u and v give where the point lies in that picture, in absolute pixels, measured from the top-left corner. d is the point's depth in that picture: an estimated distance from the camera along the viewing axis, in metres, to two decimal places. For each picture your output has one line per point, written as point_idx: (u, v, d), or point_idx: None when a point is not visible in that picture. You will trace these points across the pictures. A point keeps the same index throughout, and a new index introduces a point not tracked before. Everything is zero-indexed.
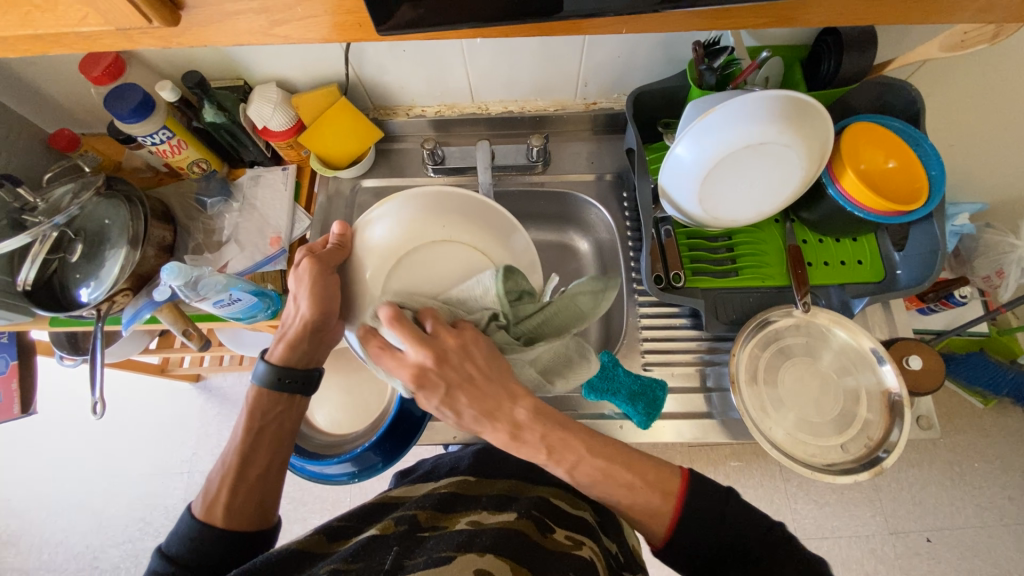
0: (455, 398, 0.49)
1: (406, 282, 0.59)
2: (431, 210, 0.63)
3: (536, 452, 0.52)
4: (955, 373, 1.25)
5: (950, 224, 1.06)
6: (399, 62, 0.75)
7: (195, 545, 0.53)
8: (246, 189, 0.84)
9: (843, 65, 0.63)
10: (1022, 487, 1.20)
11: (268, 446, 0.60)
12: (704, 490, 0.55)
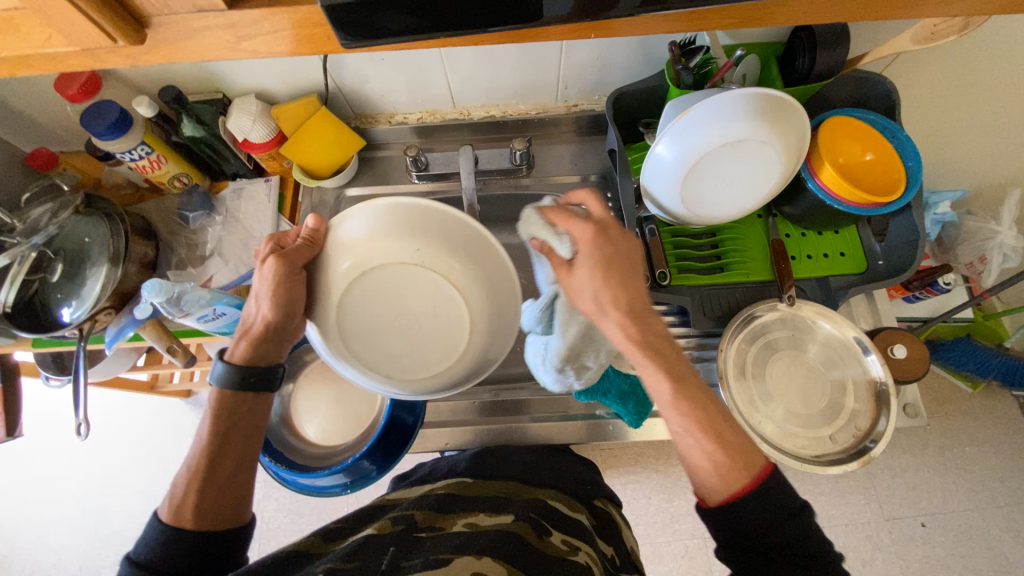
0: (612, 268, 0.53)
1: (370, 303, 0.61)
2: (410, 229, 0.61)
3: (646, 361, 0.51)
4: (943, 359, 1.26)
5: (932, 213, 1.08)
6: (379, 70, 0.75)
7: (165, 557, 0.49)
8: (228, 202, 0.84)
9: (818, 61, 0.64)
10: (1012, 469, 1.22)
11: (237, 446, 0.56)
12: (776, 491, 0.45)
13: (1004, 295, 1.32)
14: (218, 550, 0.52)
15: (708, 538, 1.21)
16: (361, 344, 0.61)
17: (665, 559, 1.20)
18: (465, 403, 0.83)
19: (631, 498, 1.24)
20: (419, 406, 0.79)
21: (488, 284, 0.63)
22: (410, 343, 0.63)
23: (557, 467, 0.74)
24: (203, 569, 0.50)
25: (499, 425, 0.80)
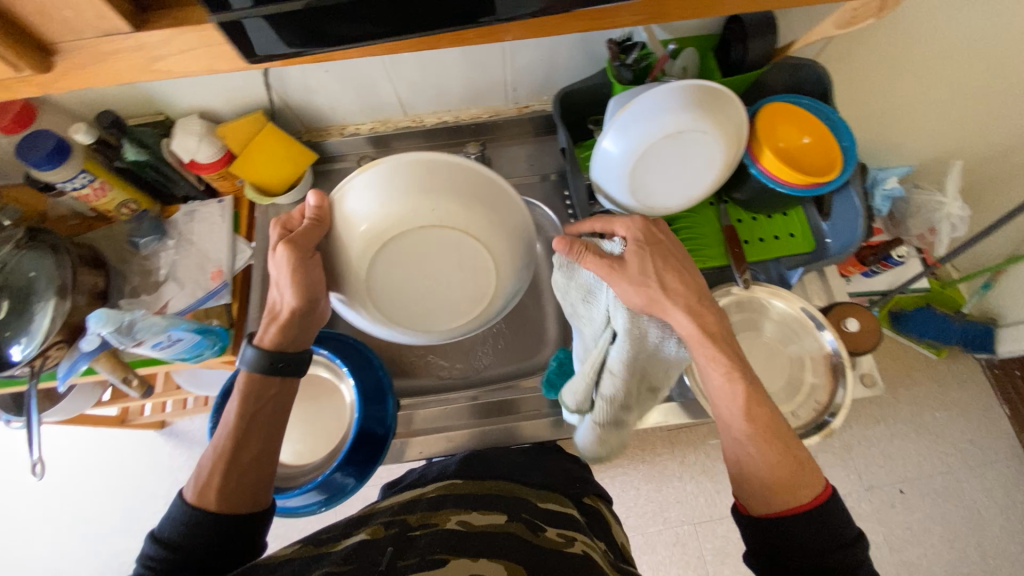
0: (666, 271, 0.57)
1: (394, 265, 0.58)
2: (421, 185, 0.56)
3: (714, 366, 0.56)
4: (906, 329, 1.31)
5: (882, 188, 1.13)
6: (324, 81, 0.75)
7: (187, 535, 0.52)
8: (181, 226, 0.82)
9: (750, 50, 0.67)
10: (978, 429, 1.27)
11: (261, 430, 0.59)
12: (833, 522, 0.49)
13: (957, 262, 1.37)
14: (239, 534, 0.54)
15: (698, 522, 1.22)
16: (396, 308, 0.61)
17: (657, 547, 1.21)
18: None
19: (620, 490, 1.25)
20: (390, 417, 0.78)
21: (515, 231, 0.61)
22: (441, 297, 0.61)
23: (546, 464, 0.75)
24: (221, 550, 0.53)
25: None
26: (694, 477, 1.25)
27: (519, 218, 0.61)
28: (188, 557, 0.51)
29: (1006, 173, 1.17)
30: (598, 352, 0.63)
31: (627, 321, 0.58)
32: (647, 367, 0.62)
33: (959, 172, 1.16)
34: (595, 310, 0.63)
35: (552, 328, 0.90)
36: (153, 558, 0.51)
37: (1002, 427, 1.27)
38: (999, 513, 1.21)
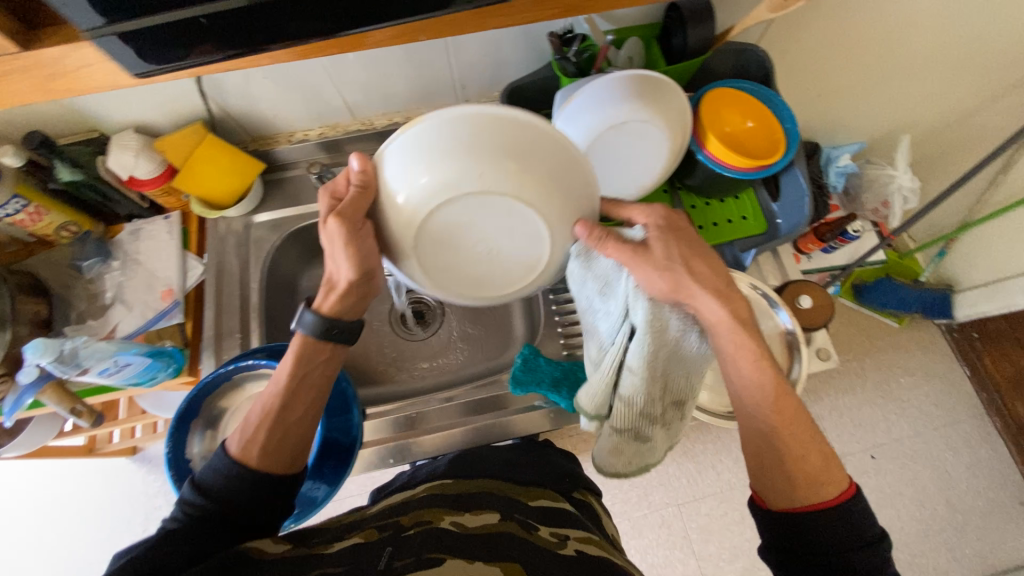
0: (692, 259, 0.54)
1: (442, 234, 0.54)
2: (479, 146, 0.50)
3: (742, 353, 0.55)
4: (868, 300, 1.35)
5: (836, 165, 1.17)
6: (265, 88, 0.73)
7: (227, 484, 0.53)
8: (127, 245, 0.79)
9: (689, 37, 0.67)
10: (942, 391, 1.32)
11: (305, 395, 0.60)
12: (854, 521, 0.50)
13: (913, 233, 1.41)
14: (278, 495, 0.55)
15: (682, 503, 1.24)
16: (446, 275, 0.58)
17: (644, 531, 1.22)
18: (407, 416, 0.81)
19: (604, 478, 1.26)
20: (355, 427, 0.75)
21: (580, 196, 0.55)
22: (494, 264, 0.58)
23: (538, 458, 0.74)
24: (257, 506, 0.53)
25: (447, 432, 0.79)
26: (675, 460, 1.26)
27: (581, 182, 0.55)
28: (227, 506, 0.52)
29: (952, 143, 1.20)
30: (618, 349, 0.58)
31: (649, 312, 0.55)
32: (667, 368, 0.59)
33: (908, 145, 1.19)
34: (617, 303, 0.57)
35: (519, 323, 0.89)
36: (191, 503, 0.52)
37: (964, 387, 1.32)
38: (965, 471, 1.26)
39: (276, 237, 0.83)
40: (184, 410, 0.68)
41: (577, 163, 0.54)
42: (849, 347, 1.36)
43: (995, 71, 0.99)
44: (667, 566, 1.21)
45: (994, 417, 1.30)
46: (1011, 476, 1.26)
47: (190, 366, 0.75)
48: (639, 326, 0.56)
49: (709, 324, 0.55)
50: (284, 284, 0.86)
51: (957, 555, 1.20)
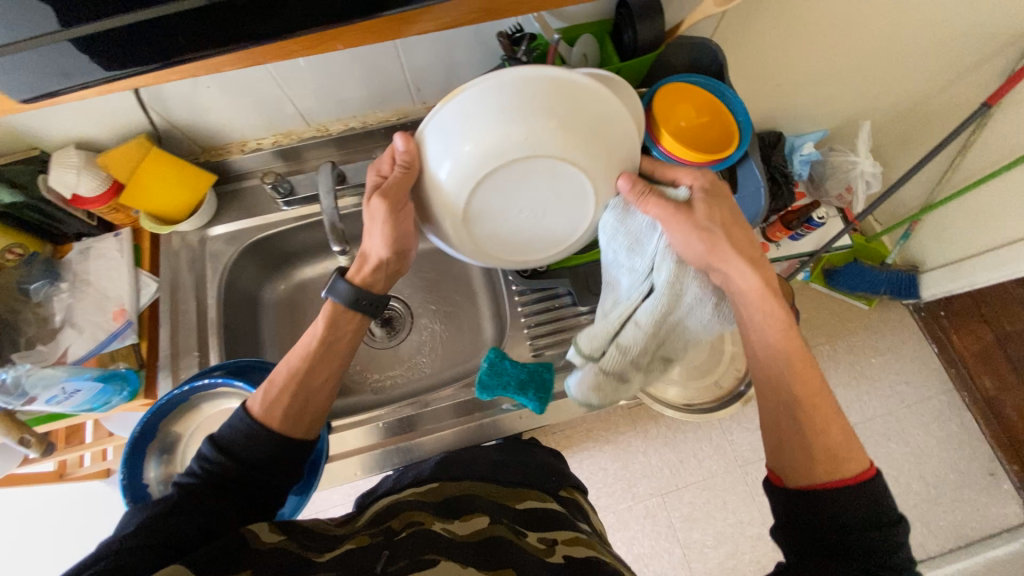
0: (725, 223, 0.57)
1: (488, 198, 0.59)
2: (541, 108, 0.53)
3: (767, 320, 0.55)
4: (839, 284, 1.37)
5: (799, 154, 1.16)
6: (212, 98, 0.71)
7: (246, 446, 0.55)
8: (76, 266, 0.76)
9: (639, 34, 0.68)
10: (912, 369, 1.35)
11: (330, 359, 0.63)
12: (873, 503, 0.46)
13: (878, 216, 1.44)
14: (284, 462, 0.58)
15: (665, 493, 1.24)
16: (489, 236, 0.63)
17: (629, 524, 1.22)
18: (374, 427, 0.79)
19: (589, 472, 1.25)
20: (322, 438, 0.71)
21: (620, 162, 0.59)
22: (534, 222, 0.63)
23: (523, 455, 0.73)
24: (266, 470, 0.56)
25: (418, 440, 0.78)
26: (657, 450, 1.26)
27: (622, 144, 0.58)
28: (244, 467, 0.55)
29: (910, 128, 1.23)
30: (633, 302, 0.62)
31: (674, 274, 0.59)
32: (672, 327, 0.63)
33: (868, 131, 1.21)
34: (642, 260, 0.61)
35: (489, 325, 0.89)
36: (211, 459, 0.54)
37: (933, 365, 1.35)
38: (937, 445, 1.28)
39: (234, 249, 0.82)
40: (139, 435, 0.65)
41: (621, 130, 0.58)
42: (820, 331, 1.38)
43: (947, 56, 1.00)
44: (654, 557, 1.20)
45: (963, 392, 1.32)
46: (980, 448, 1.28)
47: (146, 388, 0.73)
48: (660, 287, 0.60)
49: (738, 291, 0.57)
50: (244, 298, 0.84)
51: (932, 528, 1.22)
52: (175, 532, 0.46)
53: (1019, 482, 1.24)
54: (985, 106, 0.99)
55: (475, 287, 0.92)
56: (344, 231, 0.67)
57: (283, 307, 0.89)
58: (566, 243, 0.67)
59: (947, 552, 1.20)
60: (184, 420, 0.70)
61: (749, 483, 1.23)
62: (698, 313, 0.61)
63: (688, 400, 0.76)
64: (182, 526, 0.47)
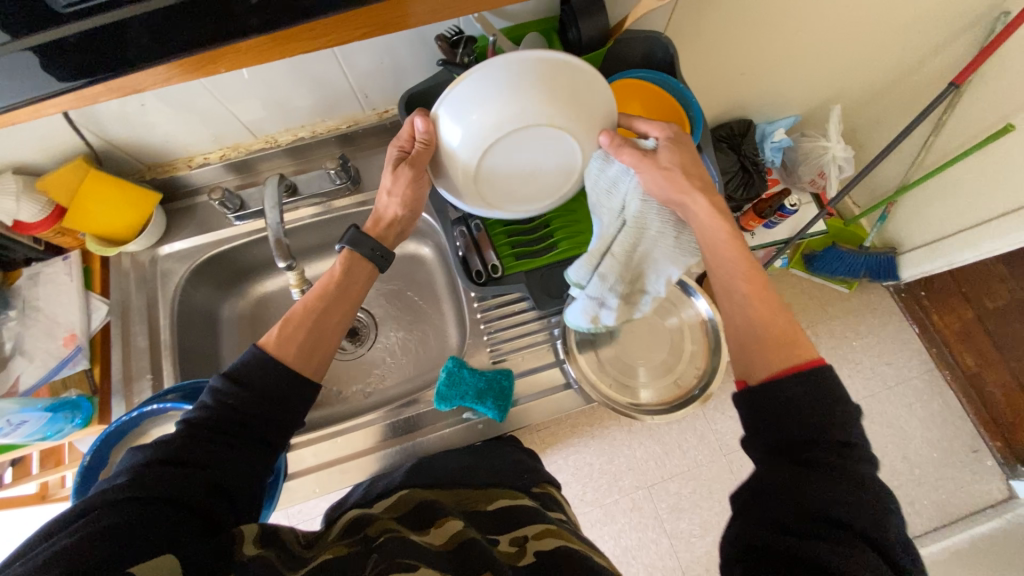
0: (685, 159, 0.58)
1: (496, 166, 0.62)
2: (528, 83, 0.55)
3: (722, 239, 0.56)
4: (819, 270, 1.34)
5: (770, 141, 1.19)
6: (149, 115, 0.69)
7: (258, 375, 0.54)
8: (25, 292, 0.75)
9: (582, 30, 0.67)
10: (894, 350, 1.29)
11: (337, 308, 0.61)
12: (826, 382, 0.45)
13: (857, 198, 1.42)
14: (297, 400, 0.55)
15: (651, 485, 1.19)
16: (498, 196, 0.66)
17: (615, 523, 1.17)
18: (327, 443, 0.75)
19: (574, 468, 1.19)
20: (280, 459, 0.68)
21: (602, 123, 0.60)
22: (537, 182, 0.66)
23: (493, 457, 0.72)
24: (274, 400, 0.54)
25: (369, 455, 0.74)
26: (642, 443, 1.21)
27: (604, 104, 0.60)
28: (255, 396, 0.53)
29: (881, 111, 1.21)
30: (605, 237, 0.63)
31: (642, 208, 0.59)
32: (644, 262, 0.64)
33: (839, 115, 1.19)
34: (613, 199, 0.61)
35: (452, 330, 0.88)
36: (222, 391, 0.53)
37: (914, 345, 1.30)
38: (919, 425, 1.23)
39: (185, 267, 0.80)
40: (89, 466, 0.64)
41: (602, 93, 0.59)
42: (801, 315, 1.33)
43: (907, 39, 0.99)
44: (641, 549, 1.16)
45: (946, 371, 1.27)
46: (964, 426, 1.23)
47: (102, 414, 0.71)
48: (629, 222, 0.60)
49: (697, 223, 0.57)
50: (199, 315, 0.83)
51: (917, 508, 1.17)
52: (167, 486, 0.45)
53: (1003, 458, 1.20)
54: (954, 85, 0.97)
55: (439, 292, 0.91)
56: (289, 245, 0.67)
57: (244, 321, 0.88)
58: (559, 200, 0.70)
59: (932, 530, 1.15)
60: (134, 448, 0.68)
61: (733, 471, 1.20)
62: (669, 247, 0.61)
63: (633, 401, 0.75)
64: (176, 479, 0.46)
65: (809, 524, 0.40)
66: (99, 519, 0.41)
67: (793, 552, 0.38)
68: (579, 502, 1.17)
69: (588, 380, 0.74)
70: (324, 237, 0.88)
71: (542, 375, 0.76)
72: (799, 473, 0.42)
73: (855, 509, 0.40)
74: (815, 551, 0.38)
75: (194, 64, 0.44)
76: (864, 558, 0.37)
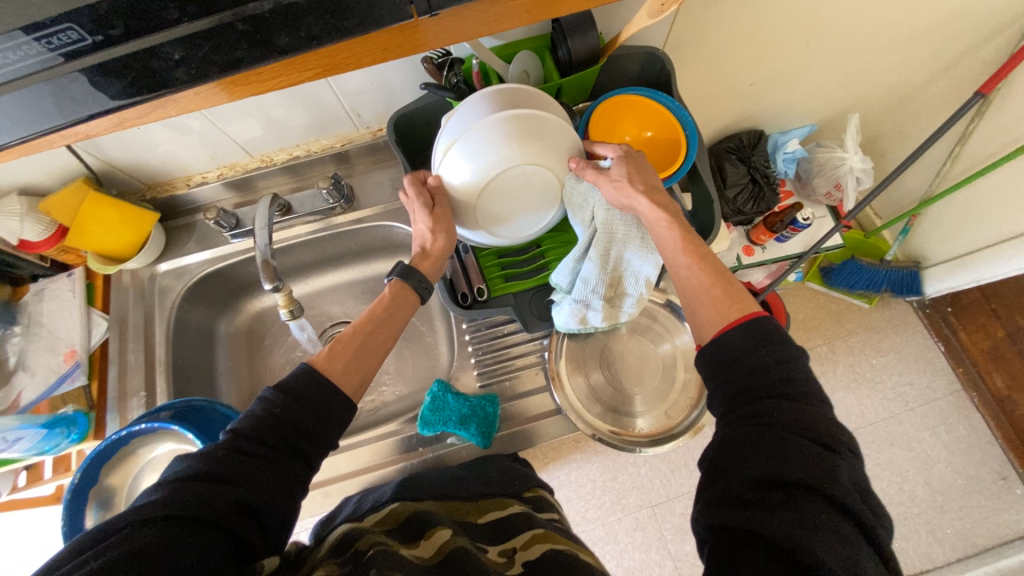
0: (629, 167, 0.60)
1: (504, 201, 0.64)
2: (499, 141, 0.58)
3: (670, 230, 0.58)
4: (838, 284, 1.25)
5: (783, 152, 1.13)
6: (144, 140, 0.71)
7: (309, 389, 0.51)
8: (31, 307, 0.76)
9: (572, 48, 0.64)
10: (917, 369, 1.21)
11: (381, 335, 0.60)
12: (764, 328, 0.47)
13: (878, 209, 1.36)
14: (328, 401, 0.51)
15: (656, 504, 1.08)
16: (517, 223, 0.68)
17: (610, 551, 1.06)
18: None
19: (576, 485, 1.08)
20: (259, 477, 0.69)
21: (569, 151, 0.63)
22: (547, 204, 0.67)
23: (485, 469, 0.69)
24: (319, 416, 0.50)
25: (354, 476, 0.74)
26: (647, 458, 1.10)
27: (568, 138, 0.63)
28: (301, 406, 0.49)
29: (900, 124, 1.15)
30: (583, 241, 0.66)
31: (607, 217, 0.63)
32: (619, 264, 0.67)
33: (858, 125, 1.11)
34: (584, 212, 0.65)
35: (444, 349, 0.88)
36: (270, 400, 0.49)
37: (940, 364, 1.21)
38: (944, 450, 1.14)
39: (182, 284, 0.82)
40: (78, 485, 0.65)
41: (565, 130, 0.62)
42: (818, 331, 1.25)
43: (927, 55, 0.94)
44: (644, 570, 1.06)
45: (972, 391, 1.19)
46: (991, 450, 1.15)
47: (97, 429, 0.74)
48: (598, 228, 0.64)
49: (645, 220, 0.59)
50: (195, 332, 0.85)
51: (939, 537, 1.08)
52: (199, 506, 0.40)
53: None
54: (980, 96, 0.91)
55: (434, 310, 0.91)
56: (276, 267, 0.67)
57: (240, 336, 0.90)
58: (555, 219, 0.70)
59: (954, 562, 1.06)
60: (120, 469, 0.70)
61: None
62: (637, 247, 0.64)
63: (614, 429, 0.74)
64: (209, 499, 0.41)
65: (761, 489, 0.39)
66: (124, 543, 0.37)
67: (747, 526, 0.38)
68: (580, 520, 1.06)
69: (572, 406, 0.73)
70: (319, 253, 0.89)
71: (532, 401, 0.76)
72: (748, 430, 0.42)
73: (806, 452, 0.39)
74: (763, 521, 0.37)
75: (143, 111, 0.39)
76: (812, 515, 0.36)
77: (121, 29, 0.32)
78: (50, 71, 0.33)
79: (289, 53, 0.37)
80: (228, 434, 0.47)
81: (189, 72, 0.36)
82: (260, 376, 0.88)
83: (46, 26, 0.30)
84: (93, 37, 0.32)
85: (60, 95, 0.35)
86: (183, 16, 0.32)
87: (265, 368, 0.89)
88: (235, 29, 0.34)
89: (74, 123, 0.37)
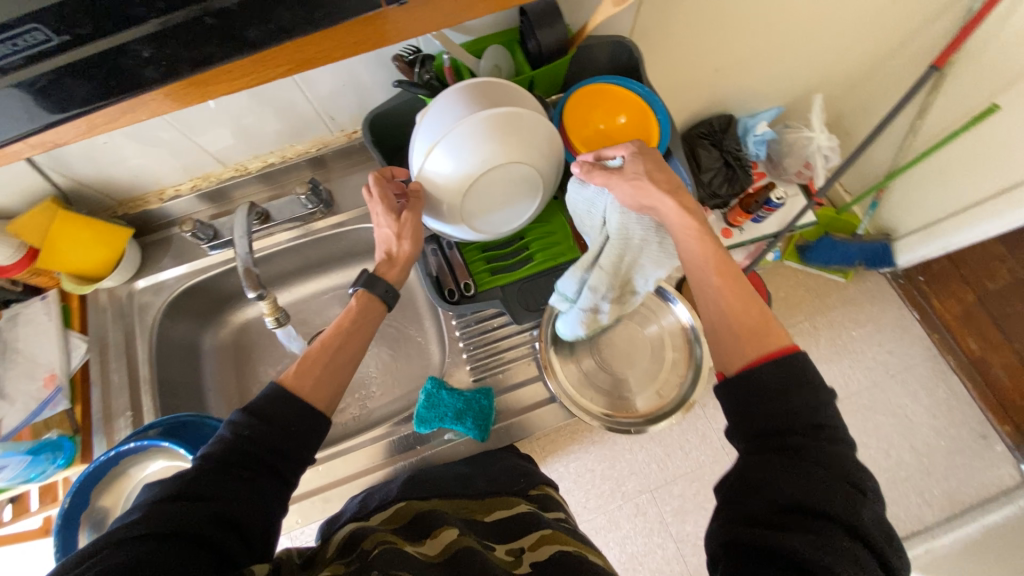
0: (651, 171, 0.59)
1: (486, 199, 0.65)
2: (478, 140, 0.59)
3: (693, 241, 0.57)
4: (813, 259, 1.29)
5: (753, 135, 1.15)
6: (113, 154, 0.69)
7: (275, 406, 0.50)
8: (4, 333, 0.74)
9: (541, 39, 0.65)
10: (895, 338, 1.24)
11: (353, 345, 0.59)
12: (796, 367, 0.46)
13: (848, 185, 1.39)
14: (304, 417, 0.51)
15: (655, 489, 1.09)
16: (497, 218, 0.69)
17: (612, 539, 1.07)
18: (310, 473, 0.74)
19: (575, 475, 1.08)
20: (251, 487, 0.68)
21: (547, 141, 0.64)
22: (528, 198, 0.68)
23: (488, 467, 0.69)
24: (292, 432, 0.50)
25: (352, 481, 0.74)
26: (642, 444, 1.11)
27: (546, 131, 0.63)
28: (270, 428, 0.49)
29: (863, 100, 1.18)
30: (594, 248, 0.68)
31: (622, 222, 0.64)
32: (632, 268, 0.69)
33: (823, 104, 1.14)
34: (595, 218, 0.67)
35: (435, 348, 0.88)
36: (238, 424, 0.48)
37: (917, 331, 1.25)
38: (926, 414, 1.18)
39: (162, 299, 0.81)
40: (69, 510, 0.63)
41: (542, 123, 0.63)
42: (798, 307, 1.28)
43: (883, 31, 0.97)
44: (648, 554, 1.07)
45: (948, 355, 1.23)
46: (970, 411, 1.19)
47: (84, 453, 0.72)
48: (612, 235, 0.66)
49: (671, 226, 0.59)
50: (179, 348, 0.83)
51: (927, 498, 1.12)
52: (179, 523, 0.40)
53: (1012, 443, 1.15)
54: (936, 68, 0.95)
55: (421, 310, 0.91)
56: (258, 274, 0.67)
57: (226, 349, 0.89)
58: (533, 212, 0.71)
59: (943, 521, 1.10)
60: (111, 491, 0.69)
61: None
62: (655, 252, 0.66)
63: (607, 412, 0.75)
64: (189, 513, 0.41)
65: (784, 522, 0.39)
66: (107, 559, 0.37)
67: (766, 546, 0.38)
68: (582, 510, 1.07)
69: (566, 393, 0.74)
70: (302, 260, 0.88)
71: (525, 392, 0.77)
72: (769, 463, 0.43)
73: (839, 503, 0.39)
74: (785, 545, 0.37)
75: (112, 115, 0.39)
76: (836, 547, 0.37)
77: (90, 28, 0.31)
78: (13, 76, 0.32)
79: (259, 47, 0.36)
80: (200, 459, 0.47)
81: (159, 70, 0.35)
82: (249, 389, 0.87)
83: (11, 26, 0.30)
84: (61, 37, 0.31)
85: (24, 100, 0.34)
86: (151, 13, 0.32)
87: (253, 380, 0.88)
88: (204, 24, 0.34)
89: (42, 129, 0.37)
